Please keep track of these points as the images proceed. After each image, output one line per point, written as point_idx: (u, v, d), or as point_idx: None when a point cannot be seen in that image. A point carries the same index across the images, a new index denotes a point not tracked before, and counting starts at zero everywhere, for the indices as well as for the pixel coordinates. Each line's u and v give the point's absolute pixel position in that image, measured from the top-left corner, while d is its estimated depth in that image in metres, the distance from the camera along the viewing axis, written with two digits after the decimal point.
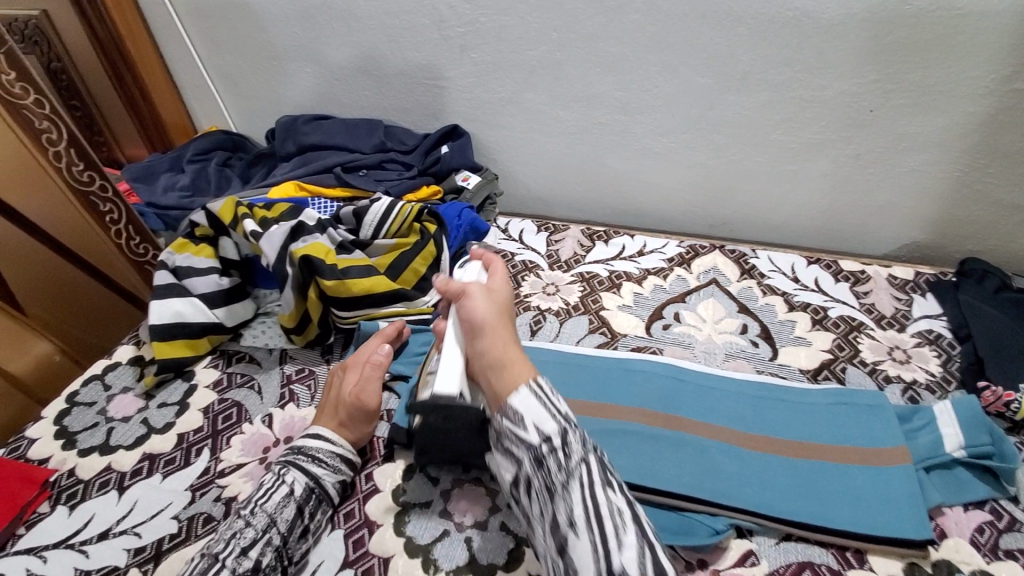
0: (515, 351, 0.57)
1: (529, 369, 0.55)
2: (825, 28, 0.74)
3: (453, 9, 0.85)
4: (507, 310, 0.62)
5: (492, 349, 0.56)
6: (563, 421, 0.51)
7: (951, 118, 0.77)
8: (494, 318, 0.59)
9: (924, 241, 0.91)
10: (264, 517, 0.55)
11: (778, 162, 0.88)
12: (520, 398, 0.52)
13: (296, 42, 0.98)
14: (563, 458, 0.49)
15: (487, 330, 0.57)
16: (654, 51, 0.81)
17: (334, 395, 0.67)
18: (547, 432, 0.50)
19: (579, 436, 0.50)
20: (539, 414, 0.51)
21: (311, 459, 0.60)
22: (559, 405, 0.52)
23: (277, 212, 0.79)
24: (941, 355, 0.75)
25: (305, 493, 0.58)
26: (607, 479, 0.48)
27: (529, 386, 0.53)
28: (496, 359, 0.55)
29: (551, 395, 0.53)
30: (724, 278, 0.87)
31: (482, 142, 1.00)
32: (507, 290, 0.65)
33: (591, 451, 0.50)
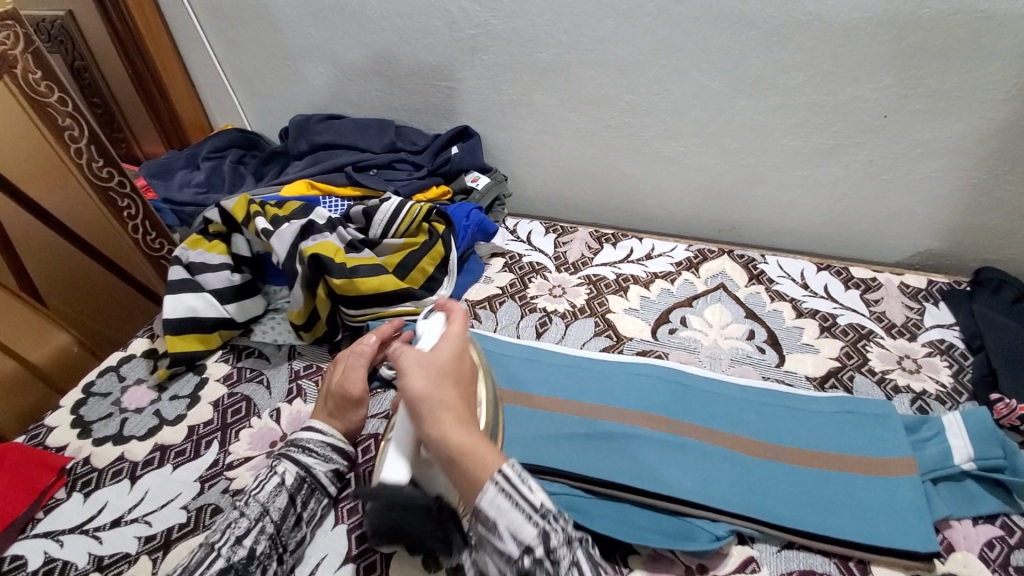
0: (469, 429, 0.49)
1: (494, 455, 0.47)
2: (839, 33, 0.74)
3: (466, 11, 0.86)
4: (455, 368, 0.53)
5: (441, 436, 0.48)
6: (541, 523, 0.44)
7: (968, 125, 0.76)
8: (439, 392, 0.50)
9: (939, 249, 0.89)
10: (257, 507, 0.56)
11: (790, 168, 0.87)
12: (487, 500, 0.45)
13: (311, 43, 0.99)
14: (552, 570, 0.43)
15: (431, 415, 0.49)
16: (664, 55, 0.81)
17: (325, 388, 0.68)
18: (527, 541, 0.44)
19: (562, 538, 0.44)
20: (512, 522, 0.44)
21: (302, 450, 0.61)
22: (535, 496, 0.45)
23: (288, 211, 0.81)
24: (952, 366, 0.74)
25: (297, 482, 0.58)
26: (598, 574, 0.44)
27: (494, 483, 0.45)
28: (448, 452, 0.47)
29: (520, 484, 0.45)
30: (732, 283, 0.87)
31: (492, 143, 1.00)
32: (456, 352, 0.55)
33: (577, 546, 0.45)
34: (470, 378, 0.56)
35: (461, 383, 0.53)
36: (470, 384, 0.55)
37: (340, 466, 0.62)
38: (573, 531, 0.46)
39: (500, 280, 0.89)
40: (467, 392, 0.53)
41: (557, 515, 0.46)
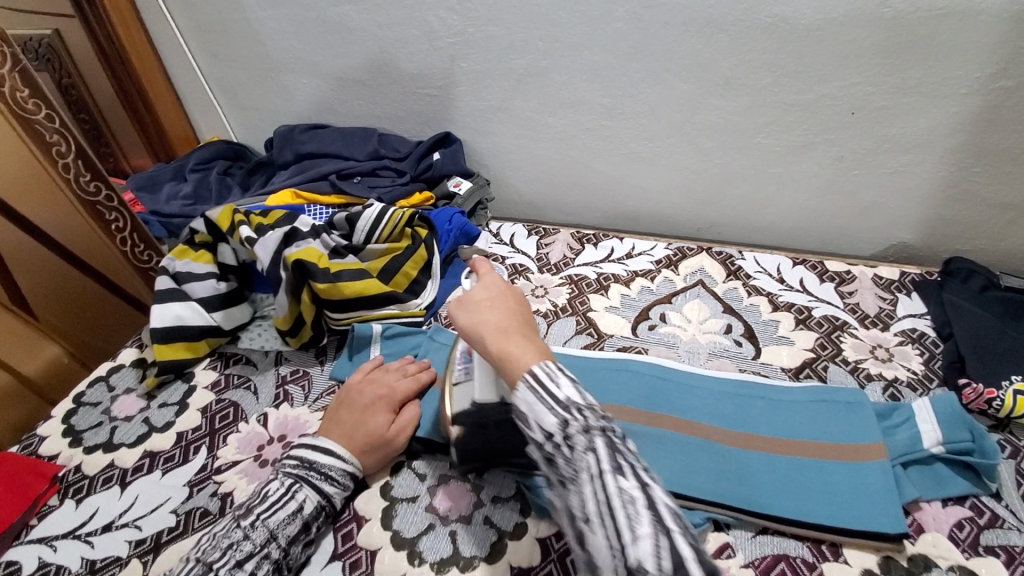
0: (508, 341, 0.54)
1: (531, 357, 0.52)
2: (803, 33, 0.76)
3: (443, 21, 0.88)
4: (495, 300, 0.59)
5: (488, 349, 0.54)
6: (563, 414, 0.47)
7: (931, 120, 0.79)
8: (481, 318, 0.57)
9: (911, 241, 0.92)
10: (264, 532, 0.56)
11: (763, 165, 0.89)
12: (520, 395, 0.49)
13: (293, 55, 1.01)
14: (569, 455, 0.46)
15: (476, 334, 0.56)
16: (637, 59, 0.83)
17: (347, 413, 0.66)
18: (549, 428, 0.47)
19: (579, 427, 0.46)
20: (537, 411, 0.48)
21: (324, 477, 0.61)
22: (560, 392, 0.48)
23: (273, 219, 0.82)
24: (923, 354, 0.76)
25: (314, 510, 0.59)
26: (615, 463, 0.45)
27: (525, 381, 0.49)
28: (496, 358, 0.53)
29: (546, 380, 0.49)
30: (710, 280, 0.89)
31: (473, 148, 1.02)
32: (496, 293, 0.60)
33: (597, 433, 0.46)
34: (519, 306, 0.60)
35: (501, 310, 0.58)
36: (518, 309, 0.59)
37: (350, 489, 0.64)
38: (602, 417, 0.47)
39: None
40: (512, 314, 0.58)
41: (590, 409, 0.47)
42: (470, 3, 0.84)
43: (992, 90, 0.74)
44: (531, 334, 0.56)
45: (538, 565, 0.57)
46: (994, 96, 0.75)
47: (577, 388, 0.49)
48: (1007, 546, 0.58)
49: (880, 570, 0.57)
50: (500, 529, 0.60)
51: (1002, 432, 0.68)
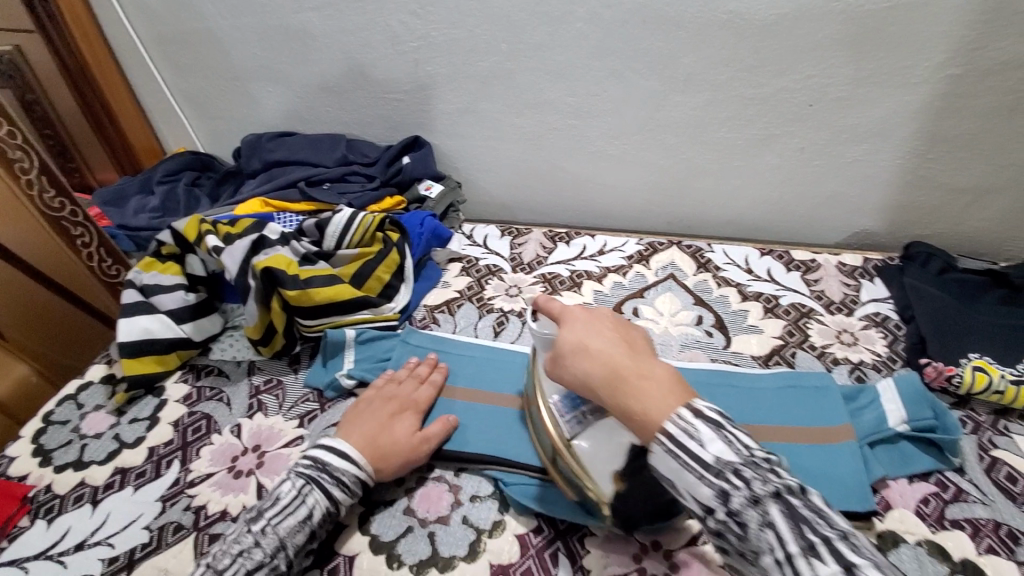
0: (630, 386, 0.48)
1: (662, 407, 0.46)
2: (758, 28, 0.78)
3: (406, 25, 0.88)
4: (589, 337, 0.52)
5: (617, 407, 0.48)
6: (719, 484, 0.42)
7: (884, 110, 0.82)
8: (594, 367, 0.50)
9: (872, 228, 0.95)
10: (274, 540, 0.55)
11: (728, 159, 0.91)
12: (662, 464, 0.45)
13: (258, 62, 1.01)
14: (741, 533, 0.41)
15: (597, 389, 0.50)
16: (600, 58, 0.85)
17: (369, 417, 0.65)
18: (705, 501, 0.43)
19: (744, 499, 0.41)
20: (687, 482, 0.44)
21: (335, 482, 0.59)
22: (705, 452, 0.43)
23: (240, 227, 0.80)
24: (887, 336, 0.78)
25: (322, 518, 0.58)
26: (805, 543, 0.39)
27: (661, 444, 0.44)
28: (628, 415, 0.47)
29: (683, 442, 0.44)
30: (681, 273, 0.90)
31: (443, 151, 1.03)
32: (597, 328, 0.53)
33: (769, 502, 0.40)
34: (620, 331, 0.53)
35: (603, 347, 0.51)
36: (622, 336, 0.52)
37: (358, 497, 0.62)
38: (771, 477, 0.41)
39: (458, 284, 0.91)
40: (619, 347, 0.51)
41: (749, 467, 0.42)
42: (433, 6, 0.85)
43: (940, 79, 0.77)
44: (652, 369, 0.49)
45: (517, 562, 0.58)
46: (943, 84, 0.78)
47: (727, 444, 0.43)
48: (971, 518, 0.60)
49: None
50: (479, 528, 0.61)
51: (963, 409, 0.70)
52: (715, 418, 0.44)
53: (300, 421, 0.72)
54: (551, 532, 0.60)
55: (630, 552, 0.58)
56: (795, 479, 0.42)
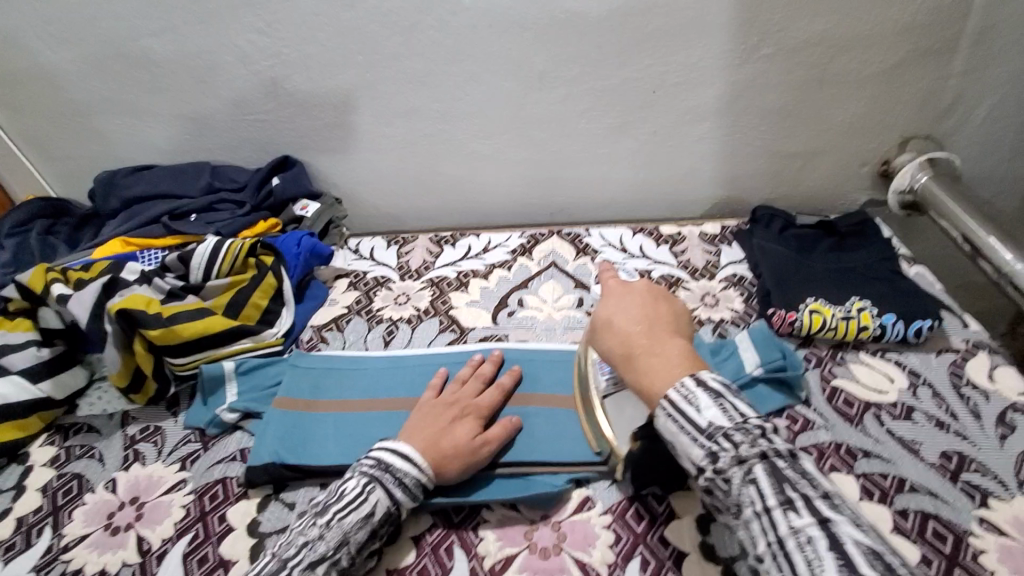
0: (639, 360, 0.52)
1: (666, 381, 0.49)
2: (594, 24, 0.83)
3: (254, 44, 0.87)
4: (615, 313, 0.57)
5: (633, 378, 0.52)
6: (709, 444, 0.45)
7: (717, 90, 0.90)
8: (616, 337, 0.55)
9: (728, 198, 1.04)
10: (338, 535, 0.54)
11: (592, 147, 0.97)
12: (661, 419, 0.48)
13: (103, 97, 0.95)
14: (725, 490, 0.44)
15: (619, 358, 0.54)
16: (454, 62, 0.87)
17: (433, 419, 0.64)
18: (698, 460, 0.45)
19: (730, 459, 0.44)
20: (684, 445, 0.46)
21: (398, 482, 0.57)
22: (700, 417, 0.46)
23: (95, 271, 0.77)
24: (743, 294, 0.87)
25: (383, 516, 0.56)
26: (784, 497, 0.41)
27: (662, 410, 0.48)
28: (636, 383, 0.52)
29: (683, 403, 0.47)
30: (562, 259, 0.95)
31: (317, 168, 1.01)
32: (632, 306, 0.58)
33: (755, 461, 0.43)
34: (654, 307, 0.57)
35: (624, 322, 0.56)
36: (648, 313, 0.57)
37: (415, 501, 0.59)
38: (759, 440, 0.44)
39: (345, 300, 0.90)
40: (638, 322, 0.55)
41: (740, 432, 0.44)
42: (280, 24, 0.84)
43: (757, 57, 0.86)
44: (664, 346, 0.53)
45: (414, 563, 0.59)
46: (762, 62, 0.87)
47: (722, 409, 0.46)
48: (817, 444, 0.67)
49: None
50: None
51: (808, 346, 0.79)
52: (715, 387, 0.47)
53: (182, 463, 0.69)
54: (446, 526, 0.61)
55: (521, 530, 0.61)
56: (788, 444, 0.44)
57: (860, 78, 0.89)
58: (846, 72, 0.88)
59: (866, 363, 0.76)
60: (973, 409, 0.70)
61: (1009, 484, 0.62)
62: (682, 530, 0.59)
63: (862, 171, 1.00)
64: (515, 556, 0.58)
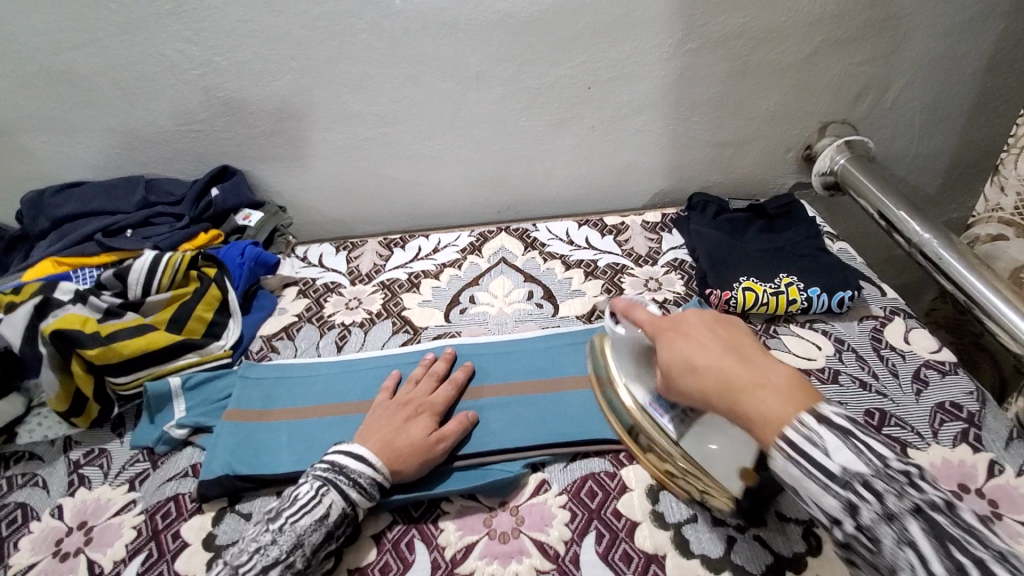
0: (749, 395, 0.45)
1: (786, 410, 0.44)
2: (526, 24, 0.86)
3: (183, 52, 0.85)
4: (691, 347, 0.50)
5: (749, 416, 0.45)
6: (845, 494, 0.41)
7: (649, 84, 0.94)
8: (704, 375, 0.48)
9: (667, 188, 1.08)
10: (291, 539, 0.54)
11: (534, 145, 0.99)
12: (782, 467, 0.43)
13: (22, 112, 0.90)
14: (874, 549, 0.40)
15: (712, 397, 0.48)
16: (392, 65, 0.88)
17: (385, 422, 0.64)
18: (835, 514, 0.42)
19: (875, 513, 0.40)
20: (813, 493, 0.42)
21: (352, 483, 0.58)
22: (832, 461, 0.41)
23: (26, 293, 0.74)
24: (684, 277, 0.91)
25: (339, 518, 0.57)
26: (953, 563, 0.37)
27: (783, 454, 0.43)
28: (746, 420, 0.45)
29: (808, 444, 0.42)
30: (511, 255, 0.97)
31: (258, 177, 1.00)
32: (702, 333, 0.51)
33: (908, 518, 0.39)
34: (733, 331, 0.51)
35: (707, 356, 0.49)
36: (725, 339, 0.50)
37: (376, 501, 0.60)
38: (908, 490, 0.40)
39: (295, 308, 0.89)
40: (724, 353, 0.49)
41: (882, 479, 0.40)
42: (209, 32, 0.83)
43: (684, 51, 0.91)
44: (762, 374, 0.46)
45: (375, 560, 0.59)
46: (688, 56, 0.92)
47: (855, 452, 0.42)
48: None
49: None
50: None
51: (744, 322, 0.83)
52: (843, 424, 0.43)
53: (131, 484, 0.67)
54: (406, 522, 0.62)
55: (480, 517, 0.62)
56: (943, 496, 0.41)
57: (778, 69, 0.95)
58: (765, 64, 0.94)
59: (797, 333, 0.81)
60: (892, 369, 0.76)
61: (924, 434, 0.69)
62: (633, 502, 0.62)
63: (787, 156, 1.07)
64: (475, 543, 0.60)
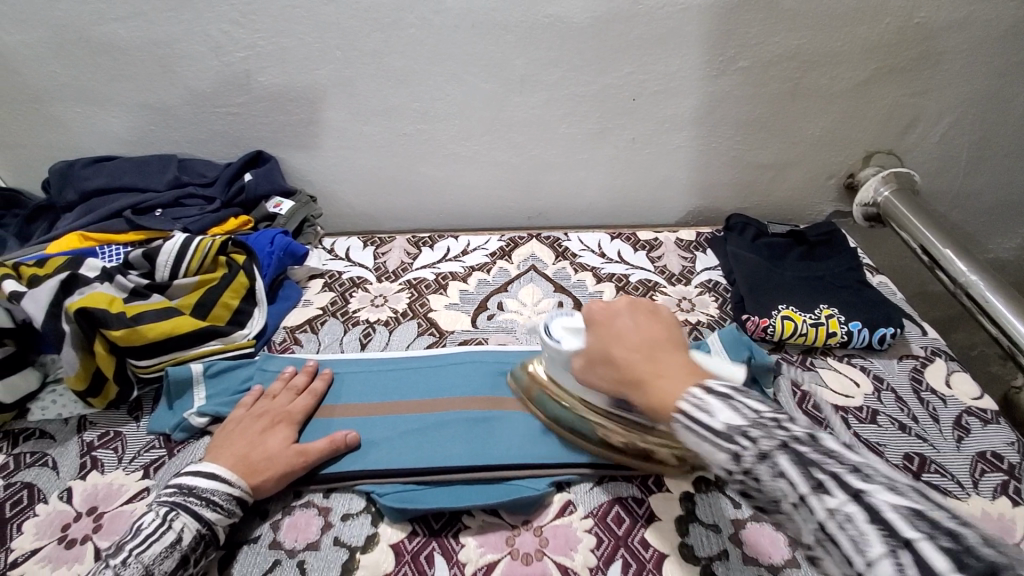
0: (648, 382, 0.48)
1: (676, 388, 0.46)
2: (577, 30, 0.84)
3: (227, 34, 0.84)
4: (622, 335, 0.54)
5: (649, 398, 0.48)
6: (729, 446, 0.41)
7: (696, 100, 0.92)
8: (624, 365, 0.51)
9: (703, 206, 1.06)
10: (137, 569, 0.52)
11: (572, 153, 0.97)
12: (681, 428, 0.44)
13: (59, 82, 0.89)
14: (758, 489, 0.40)
15: (630, 381, 0.51)
16: (436, 62, 0.86)
17: (239, 437, 0.64)
18: (723, 465, 0.41)
19: (752, 455, 0.40)
20: (706, 450, 0.42)
21: (205, 503, 0.57)
22: (715, 420, 0.42)
23: (50, 268, 0.73)
24: (718, 299, 0.89)
25: (193, 540, 0.55)
26: (814, 483, 0.37)
27: (679, 422, 0.44)
28: (647, 397, 0.48)
29: (698, 404, 0.43)
30: (541, 263, 0.95)
31: (292, 166, 0.98)
32: (629, 327, 0.54)
33: (777, 453, 0.39)
34: (653, 321, 0.54)
35: (625, 346, 0.52)
36: (644, 334, 0.53)
37: (238, 517, 0.60)
38: (777, 431, 0.40)
39: (320, 301, 0.88)
40: (639, 347, 0.51)
41: (757, 426, 0.41)
42: (256, 16, 0.82)
43: (736, 69, 0.89)
44: (666, 364, 0.49)
45: (393, 571, 0.57)
46: (737, 75, 0.89)
47: (735, 409, 0.42)
48: None
49: (693, 490, 0.64)
50: (352, 547, 0.59)
51: (779, 352, 0.81)
52: (724, 389, 0.44)
53: (146, 471, 0.65)
54: (426, 534, 0.60)
55: (502, 535, 0.60)
56: (806, 428, 0.41)
57: (829, 94, 0.92)
58: (815, 88, 0.92)
59: (834, 367, 0.79)
60: (932, 412, 0.73)
61: (964, 483, 0.66)
62: (661, 532, 0.60)
63: (827, 184, 1.04)
64: (496, 563, 0.58)
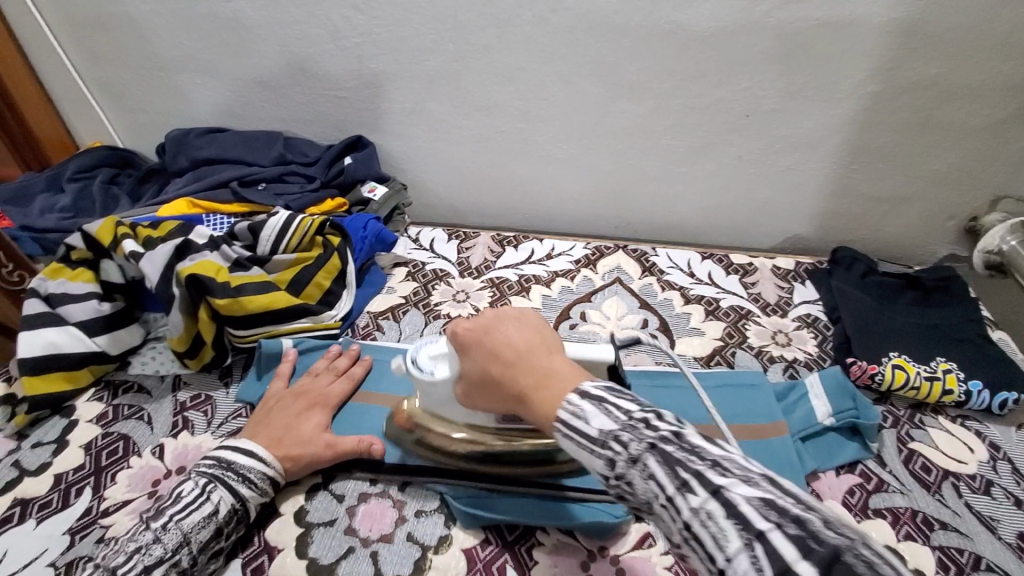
0: (529, 397, 0.45)
1: (560, 389, 0.43)
2: (699, 39, 0.80)
3: (347, 19, 0.85)
4: (500, 350, 0.48)
5: (533, 414, 0.45)
6: (604, 452, 0.39)
7: (815, 122, 0.86)
8: (509, 382, 0.46)
9: (805, 233, 1.00)
10: (176, 536, 0.54)
11: (672, 165, 0.93)
12: (564, 437, 0.42)
13: (185, 54, 0.93)
14: (632, 490, 0.39)
15: (517, 399, 0.46)
16: (548, 62, 0.84)
17: (277, 416, 0.65)
18: (602, 471, 0.40)
19: (624, 460, 0.38)
20: (583, 454, 0.41)
21: (241, 479, 0.58)
22: (591, 427, 0.40)
23: (164, 231, 0.76)
24: (817, 336, 0.83)
25: (227, 515, 0.56)
26: (678, 480, 0.35)
27: (559, 432, 0.42)
28: (532, 414, 0.45)
29: (575, 410, 0.41)
30: (626, 277, 0.92)
31: (389, 153, 1.00)
32: (501, 340, 0.48)
33: (643, 455, 0.37)
34: (523, 329, 0.49)
35: (501, 364, 0.47)
36: (515, 343, 0.47)
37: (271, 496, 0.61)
38: (645, 432, 0.38)
39: (403, 289, 0.88)
40: (515, 358, 0.47)
41: (628, 430, 0.39)
42: (376, 3, 0.82)
43: (866, 94, 0.82)
44: (543, 372, 0.45)
45: None
46: (865, 100, 0.83)
47: (609, 412, 0.40)
48: (892, 508, 0.63)
49: None
50: (424, 545, 0.59)
51: (884, 403, 0.75)
52: (598, 393, 0.42)
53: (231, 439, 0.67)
54: (499, 544, 0.59)
55: (577, 559, 0.58)
56: (674, 425, 0.38)
57: (965, 128, 0.84)
58: (950, 122, 0.84)
59: (945, 428, 0.72)
60: None
61: None
62: None
63: (946, 225, 0.96)
64: None
